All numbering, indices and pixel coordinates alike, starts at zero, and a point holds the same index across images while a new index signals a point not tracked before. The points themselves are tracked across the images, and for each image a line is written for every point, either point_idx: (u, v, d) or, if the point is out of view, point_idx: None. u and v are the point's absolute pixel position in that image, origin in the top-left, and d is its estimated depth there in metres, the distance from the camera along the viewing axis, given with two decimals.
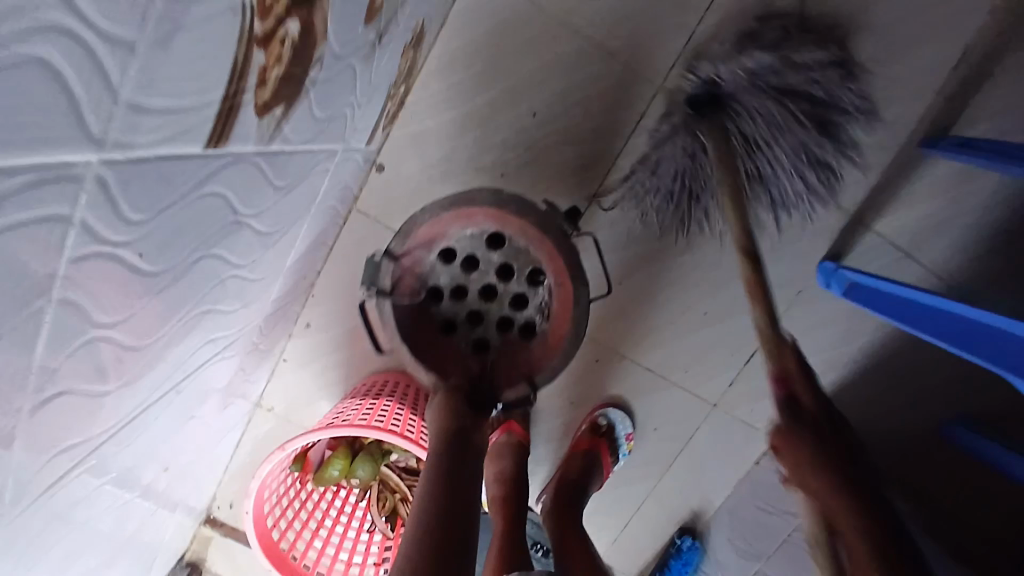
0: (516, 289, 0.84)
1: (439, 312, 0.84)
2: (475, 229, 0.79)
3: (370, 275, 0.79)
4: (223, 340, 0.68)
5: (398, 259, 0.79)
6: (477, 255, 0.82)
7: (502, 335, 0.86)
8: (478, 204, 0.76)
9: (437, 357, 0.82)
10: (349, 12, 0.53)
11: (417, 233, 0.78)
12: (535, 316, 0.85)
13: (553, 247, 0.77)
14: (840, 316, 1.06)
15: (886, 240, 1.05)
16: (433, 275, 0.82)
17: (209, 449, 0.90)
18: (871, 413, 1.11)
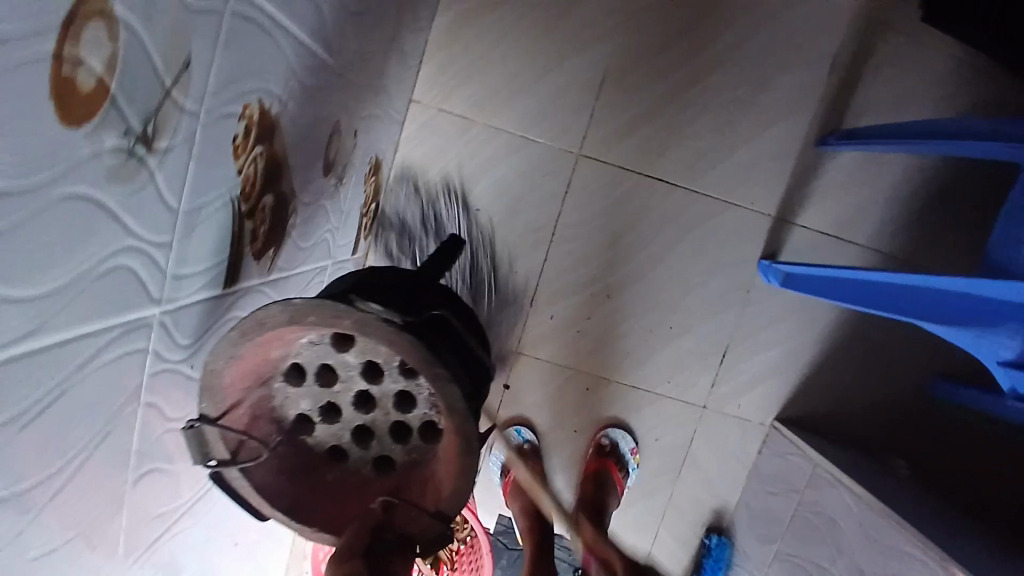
0: (393, 387, 0.52)
1: (318, 444, 0.55)
2: (306, 334, 0.50)
3: (197, 446, 0.53)
4: None
5: (219, 418, 0.52)
6: (329, 361, 0.52)
7: (404, 448, 0.55)
8: (270, 326, 0.48)
9: (328, 505, 0.56)
10: (310, 174, 0.76)
11: (228, 376, 0.51)
12: (430, 413, 0.53)
13: (401, 342, 0.47)
14: (796, 307, 1.17)
15: (817, 232, 1.15)
16: (290, 405, 0.54)
17: (271, 530, 1.08)
18: (857, 386, 1.18)
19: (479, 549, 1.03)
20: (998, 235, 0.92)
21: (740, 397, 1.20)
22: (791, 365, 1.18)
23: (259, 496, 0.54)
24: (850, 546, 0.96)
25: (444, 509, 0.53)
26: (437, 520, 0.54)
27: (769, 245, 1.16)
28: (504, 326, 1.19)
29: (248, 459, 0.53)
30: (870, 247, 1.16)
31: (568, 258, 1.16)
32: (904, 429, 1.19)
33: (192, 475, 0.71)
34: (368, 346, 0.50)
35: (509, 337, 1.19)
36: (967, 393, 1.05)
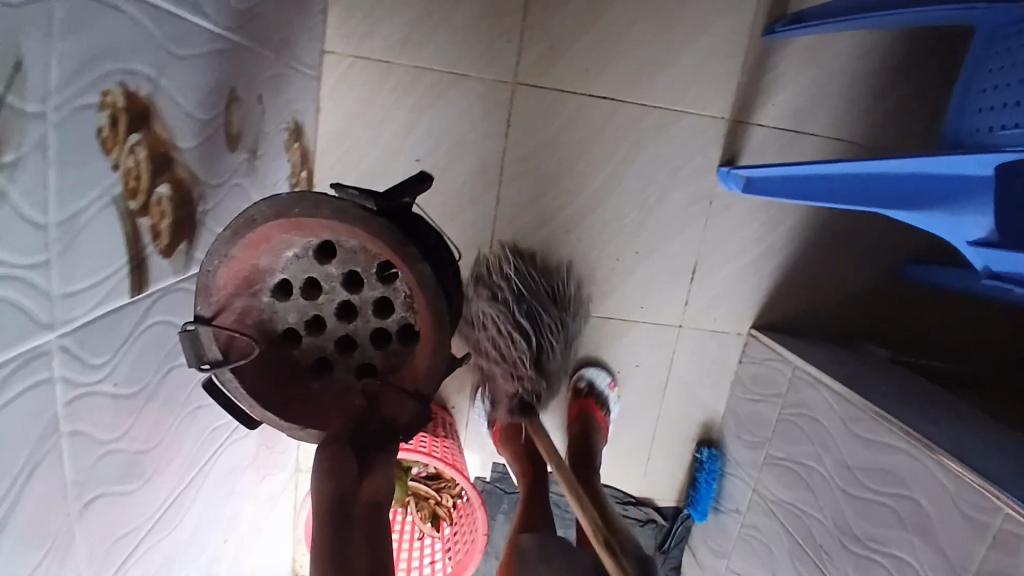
0: (372, 294, 0.64)
1: (304, 354, 0.67)
2: (293, 247, 0.61)
3: (191, 349, 0.62)
4: (226, 425, 0.86)
5: (213, 320, 0.61)
6: (316, 276, 0.64)
7: (383, 351, 0.67)
8: (261, 221, 0.58)
9: (313, 407, 0.67)
10: (210, 151, 0.69)
11: (220, 279, 0.60)
12: (406, 314, 0.65)
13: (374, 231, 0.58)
14: (759, 210, 1.13)
15: (772, 129, 1.10)
16: (278, 320, 0.65)
17: (266, 515, 1.07)
18: (828, 283, 1.17)
19: (474, 504, 1.02)
20: (955, 108, 0.87)
21: (716, 310, 1.18)
22: (762, 271, 1.16)
23: (250, 397, 0.64)
24: (835, 441, 0.93)
25: (421, 389, 0.65)
26: (414, 398, 0.65)
27: (726, 150, 1.10)
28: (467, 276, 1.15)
29: (240, 356, 0.63)
30: (829, 136, 1.11)
31: (520, 198, 1.11)
32: (882, 316, 1.18)
33: (149, 489, 0.68)
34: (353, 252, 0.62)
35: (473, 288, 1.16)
36: (946, 275, 1.04)
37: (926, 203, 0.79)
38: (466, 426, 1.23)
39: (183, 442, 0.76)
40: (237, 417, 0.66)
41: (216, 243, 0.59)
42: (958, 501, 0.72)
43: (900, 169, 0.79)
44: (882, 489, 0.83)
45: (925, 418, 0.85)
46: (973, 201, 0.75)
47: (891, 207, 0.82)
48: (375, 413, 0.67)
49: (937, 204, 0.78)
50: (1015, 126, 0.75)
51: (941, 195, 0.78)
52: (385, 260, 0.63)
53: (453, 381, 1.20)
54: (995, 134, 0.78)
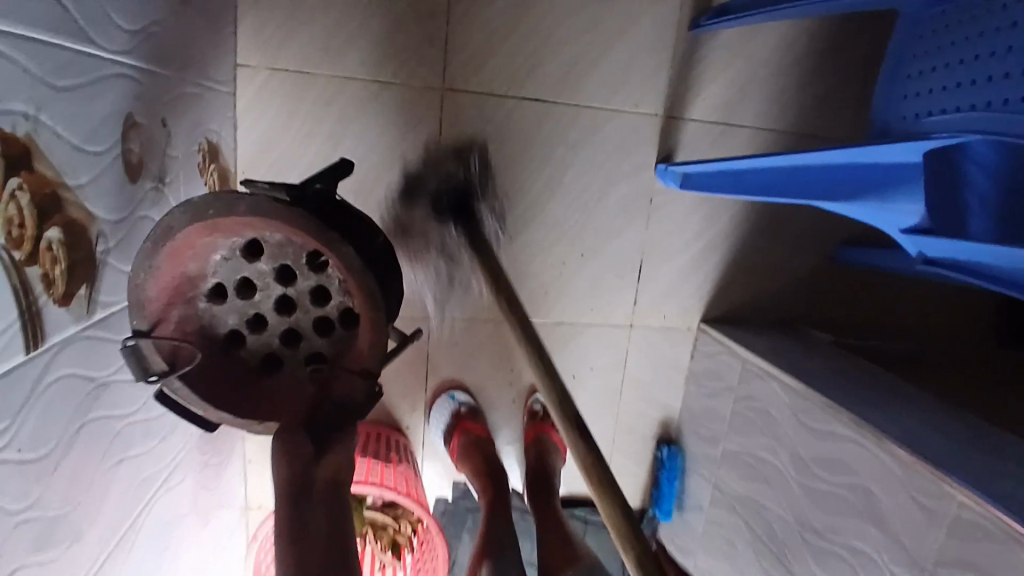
0: (307, 285, 0.60)
1: (251, 356, 0.62)
2: (218, 249, 0.58)
3: (135, 363, 0.58)
4: (158, 474, 0.80)
5: (153, 331, 0.58)
6: (248, 276, 0.59)
7: (329, 341, 0.62)
8: (178, 228, 0.55)
9: (266, 403, 0.63)
10: (107, 183, 0.64)
11: (152, 290, 0.57)
12: (344, 299, 0.61)
13: (291, 219, 0.55)
14: (699, 204, 1.13)
15: (705, 123, 1.10)
16: (217, 324, 0.61)
17: (215, 563, 1.01)
18: (770, 271, 1.18)
19: (433, 533, 0.99)
20: (883, 98, 0.89)
21: (665, 306, 1.18)
22: (706, 265, 1.17)
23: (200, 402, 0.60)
24: (787, 433, 0.94)
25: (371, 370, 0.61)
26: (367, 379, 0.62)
27: (662, 146, 1.10)
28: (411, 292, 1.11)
29: (185, 363, 0.59)
30: (760, 127, 1.12)
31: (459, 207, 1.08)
32: (823, 300, 1.21)
33: (73, 561, 0.62)
34: (279, 246, 0.57)
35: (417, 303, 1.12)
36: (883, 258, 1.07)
37: (853, 194, 0.81)
38: (422, 445, 1.19)
39: (110, 499, 0.68)
40: (196, 425, 0.62)
41: (137, 258, 0.56)
42: (912, 493, 0.73)
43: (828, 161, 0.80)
44: (836, 479, 0.84)
45: (868, 404, 0.87)
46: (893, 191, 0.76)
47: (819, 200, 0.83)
48: (330, 396, 0.64)
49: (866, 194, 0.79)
50: (944, 113, 0.77)
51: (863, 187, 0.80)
52: (312, 249, 0.58)
53: (404, 401, 1.16)
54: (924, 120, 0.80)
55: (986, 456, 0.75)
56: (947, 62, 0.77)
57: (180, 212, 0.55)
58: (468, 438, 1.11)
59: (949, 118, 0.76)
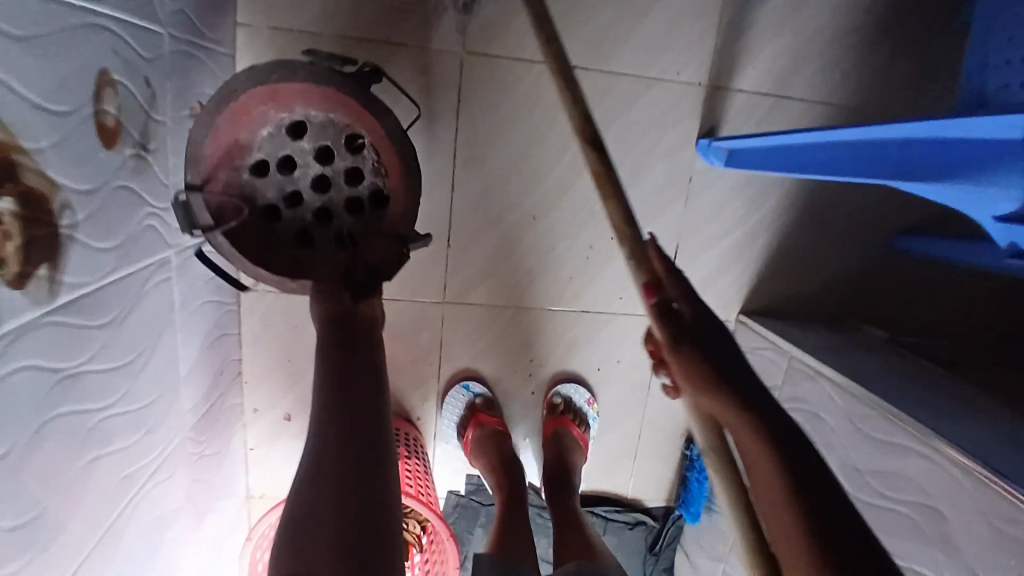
0: (343, 165, 0.75)
1: (285, 228, 0.76)
2: (268, 124, 0.71)
3: (185, 217, 0.69)
4: (146, 469, 0.74)
5: (203, 187, 0.69)
6: (290, 153, 0.73)
7: (358, 219, 0.78)
8: (241, 90, 0.66)
9: (297, 261, 0.77)
10: (74, 146, 0.56)
11: (209, 148, 0.68)
12: (375, 180, 0.77)
13: (343, 93, 0.70)
14: (742, 184, 1.02)
15: (753, 94, 0.98)
16: (258, 194, 0.74)
17: (212, 557, 0.96)
18: (820, 260, 1.07)
19: (444, 534, 0.89)
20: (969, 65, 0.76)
21: (701, 296, 1.08)
22: (748, 251, 1.06)
23: (241, 253, 0.72)
24: (841, 440, 0.84)
25: (398, 230, 0.77)
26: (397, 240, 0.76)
27: (705, 119, 0.99)
28: (424, 276, 1.02)
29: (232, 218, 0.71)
30: (816, 99, 1.00)
31: (477, 183, 0.98)
32: (879, 291, 1.09)
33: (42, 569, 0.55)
34: (323, 127, 0.73)
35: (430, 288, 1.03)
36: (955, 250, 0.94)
37: (930, 172, 0.69)
38: (434, 437, 1.12)
39: (84, 502, 0.61)
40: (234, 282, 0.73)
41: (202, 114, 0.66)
42: (989, 517, 0.63)
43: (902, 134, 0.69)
44: (899, 496, 0.74)
45: (937, 411, 0.76)
46: (983, 173, 0.64)
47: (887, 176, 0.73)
48: (361, 261, 0.78)
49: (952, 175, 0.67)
50: None
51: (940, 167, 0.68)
52: (351, 132, 0.73)
53: (416, 390, 1.09)
54: None
55: None
56: None
57: (245, 77, 0.66)
58: (483, 432, 1.04)
59: None
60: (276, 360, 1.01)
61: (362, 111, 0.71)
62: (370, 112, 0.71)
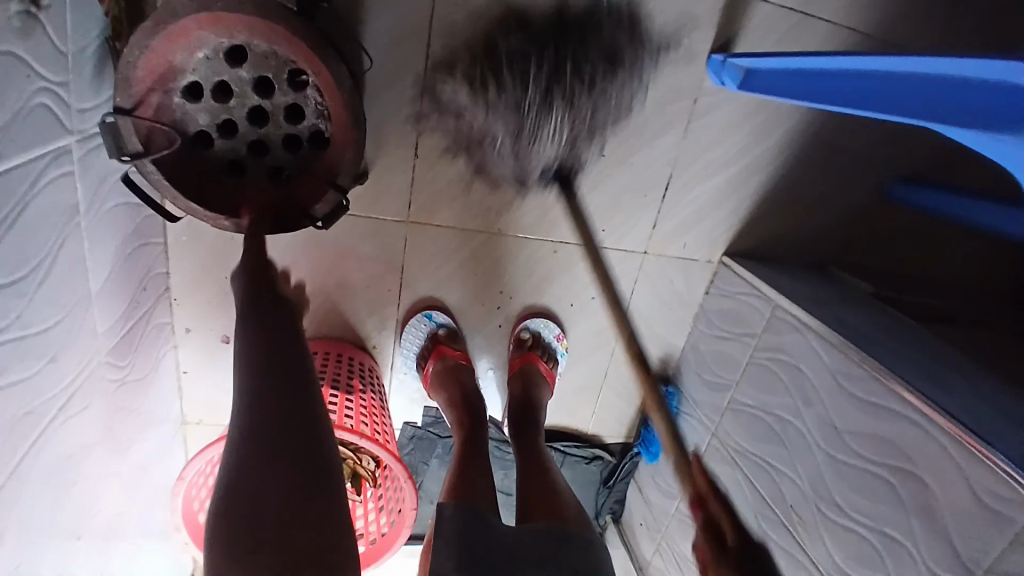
0: (283, 101, 0.68)
1: (215, 156, 0.69)
2: (206, 46, 0.63)
3: (112, 141, 0.64)
4: (51, 404, 0.62)
5: (133, 111, 0.63)
6: (225, 78, 0.65)
7: (294, 157, 0.71)
8: (183, 14, 0.59)
9: (225, 190, 0.71)
10: None
11: (140, 70, 0.61)
12: (318, 122, 0.70)
13: (290, 32, 0.62)
14: (749, 111, 0.92)
15: (776, 6, 0.86)
16: (188, 121, 0.66)
17: (142, 488, 0.87)
18: (815, 203, 1.00)
19: (399, 475, 0.84)
20: None
21: (688, 234, 1.01)
22: (743, 188, 0.98)
23: (171, 183, 0.68)
24: (821, 397, 0.81)
25: (340, 180, 0.72)
26: (335, 189, 0.72)
27: (720, 31, 0.86)
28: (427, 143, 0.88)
29: (162, 145, 0.66)
30: (841, 18, 0.88)
31: (451, 87, 0.85)
32: (872, 240, 1.04)
33: None
34: (264, 59, 0.64)
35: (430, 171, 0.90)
36: (960, 207, 0.88)
37: (966, 120, 0.59)
38: (392, 368, 1.04)
39: None
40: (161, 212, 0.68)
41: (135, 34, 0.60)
42: (975, 489, 0.62)
43: (913, 67, 0.61)
44: (880, 460, 0.72)
45: (924, 372, 0.73)
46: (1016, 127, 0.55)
47: (888, 112, 0.65)
48: (296, 201, 0.73)
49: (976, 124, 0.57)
50: None
51: (942, 107, 0.61)
52: (296, 67, 0.66)
53: (373, 318, 0.99)
54: None
55: None
56: None
57: None
58: (445, 364, 0.97)
59: None
60: (211, 279, 0.88)
61: (310, 53, 0.63)
62: (317, 57, 0.64)
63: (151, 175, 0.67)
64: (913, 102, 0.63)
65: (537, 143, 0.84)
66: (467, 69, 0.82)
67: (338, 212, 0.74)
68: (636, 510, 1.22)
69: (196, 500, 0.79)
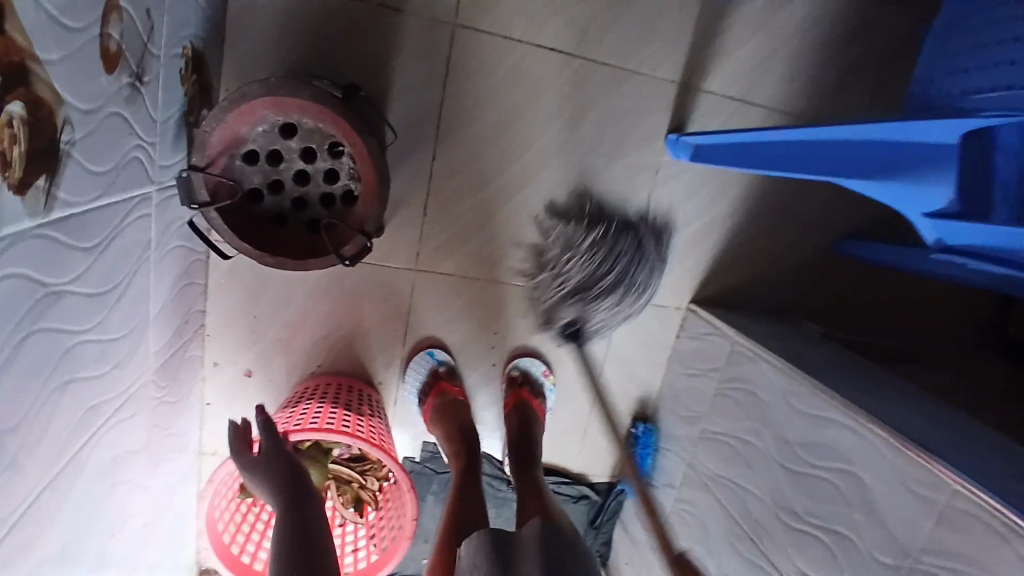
0: (323, 166, 0.85)
1: (265, 210, 0.85)
2: (265, 123, 0.80)
3: (186, 191, 0.78)
4: (113, 404, 0.73)
5: (205, 168, 0.79)
6: (278, 148, 0.82)
7: (329, 211, 0.87)
8: (252, 96, 0.77)
9: (268, 235, 0.85)
10: (82, 66, 0.56)
11: (213, 138, 0.78)
12: (349, 183, 0.86)
13: (334, 112, 0.79)
14: (703, 179, 1.10)
15: (718, 96, 1.07)
16: (246, 180, 0.82)
17: (163, 509, 0.95)
18: (765, 257, 1.17)
19: (402, 486, 0.92)
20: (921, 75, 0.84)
21: (658, 283, 1.15)
22: (703, 243, 1.14)
23: (229, 228, 0.82)
24: (774, 416, 0.93)
25: (368, 228, 0.85)
26: (362, 234, 0.85)
27: (674, 115, 1.06)
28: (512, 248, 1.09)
29: (225, 197, 0.81)
30: (771, 107, 1.09)
31: (455, 157, 1.02)
32: (816, 293, 1.20)
33: (17, 474, 0.55)
34: (310, 133, 0.82)
35: (514, 203, 1.06)
36: (880, 252, 1.04)
37: (892, 170, 0.78)
38: (394, 404, 1.14)
39: (52, 423, 0.60)
40: (216, 250, 0.82)
41: (214, 110, 0.77)
42: (903, 479, 0.73)
43: (864, 135, 0.77)
44: (823, 465, 0.83)
45: (858, 388, 0.86)
46: (921, 169, 0.76)
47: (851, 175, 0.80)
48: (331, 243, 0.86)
49: (901, 170, 0.78)
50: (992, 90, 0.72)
51: (877, 163, 0.79)
52: (335, 139, 0.83)
53: (381, 356, 1.11)
54: (968, 98, 0.75)
55: (979, 448, 0.74)
56: (991, 49, 0.73)
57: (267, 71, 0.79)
58: (446, 399, 1.07)
59: (993, 98, 0.71)
60: (243, 317, 1.03)
61: (349, 130, 0.80)
62: (355, 131, 0.80)
63: (212, 219, 0.81)
64: (860, 165, 0.80)
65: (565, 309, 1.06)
66: (619, 246, 1.01)
67: (363, 252, 0.85)
68: (622, 549, 1.28)
69: (218, 514, 0.88)
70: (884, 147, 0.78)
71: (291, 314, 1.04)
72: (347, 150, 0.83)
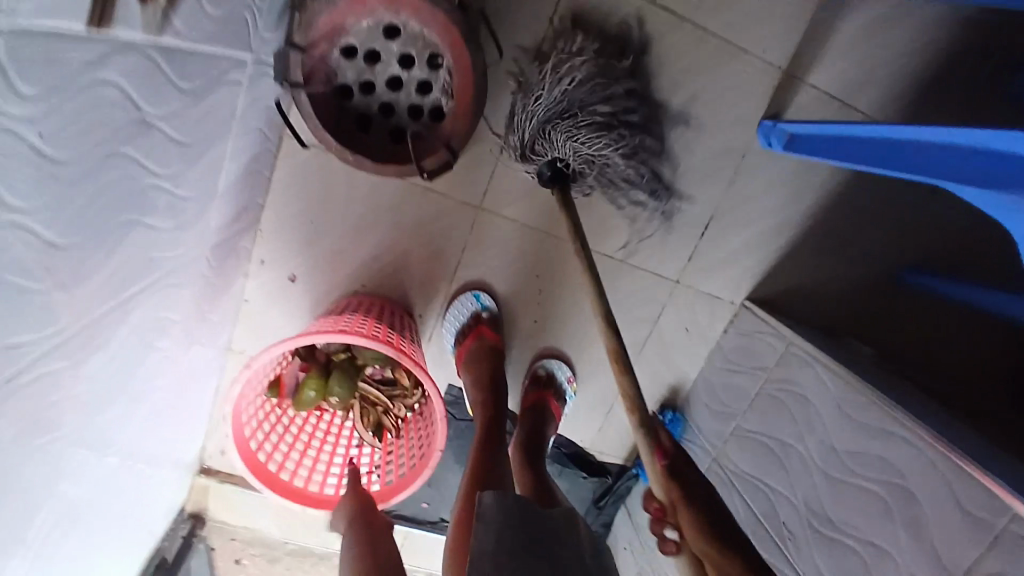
0: (418, 75, 0.81)
1: (352, 108, 0.82)
2: (371, 18, 0.75)
3: (281, 69, 0.76)
4: (166, 265, 0.71)
5: (304, 50, 0.76)
6: (376, 48, 0.78)
7: (415, 122, 0.84)
8: None
9: (348, 132, 0.82)
10: None
11: (319, 22, 0.74)
12: (441, 99, 0.83)
13: (446, 19, 0.75)
14: (787, 174, 1.06)
15: (821, 92, 1.02)
16: (340, 74, 0.79)
17: (184, 392, 0.93)
18: (833, 269, 1.12)
19: (433, 412, 0.90)
20: None
21: (717, 273, 1.11)
22: (772, 241, 1.10)
23: (317, 118, 0.79)
24: (823, 423, 0.89)
25: (454, 145, 0.83)
26: (449, 150, 0.83)
27: (772, 102, 1.02)
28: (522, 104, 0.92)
29: (318, 83, 0.78)
30: (870, 115, 1.05)
31: None
32: (877, 316, 1.14)
33: (59, 296, 0.53)
34: (412, 39, 0.77)
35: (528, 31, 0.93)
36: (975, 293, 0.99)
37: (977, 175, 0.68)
38: (428, 339, 1.11)
39: (107, 257, 0.59)
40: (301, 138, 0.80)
41: None
42: (956, 496, 0.69)
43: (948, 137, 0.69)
44: (869, 477, 0.80)
45: (922, 407, 0.82)
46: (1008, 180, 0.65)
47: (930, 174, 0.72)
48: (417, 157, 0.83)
49: (974, 180, 0.68)
50: None
51: (952, 168, 0.70)
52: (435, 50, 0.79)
53: (424, 291, 1.08)
54: None
55: None
56: None
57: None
58: (481, 345, 1.04)
59: None
60: (298, 222, 0.99)
61: (458, 40, 0.76)
62: (464, 44, 0.76)
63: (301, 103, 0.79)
64: (939, 167, 0.71)
65: (553, 131, 0.89)
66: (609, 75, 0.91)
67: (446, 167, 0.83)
68: (620, 533, 1.28)
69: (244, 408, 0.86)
70: (964, 154, 0.68)
71: (349, 227, 1.01)
72: (449, 64, 0.79)
